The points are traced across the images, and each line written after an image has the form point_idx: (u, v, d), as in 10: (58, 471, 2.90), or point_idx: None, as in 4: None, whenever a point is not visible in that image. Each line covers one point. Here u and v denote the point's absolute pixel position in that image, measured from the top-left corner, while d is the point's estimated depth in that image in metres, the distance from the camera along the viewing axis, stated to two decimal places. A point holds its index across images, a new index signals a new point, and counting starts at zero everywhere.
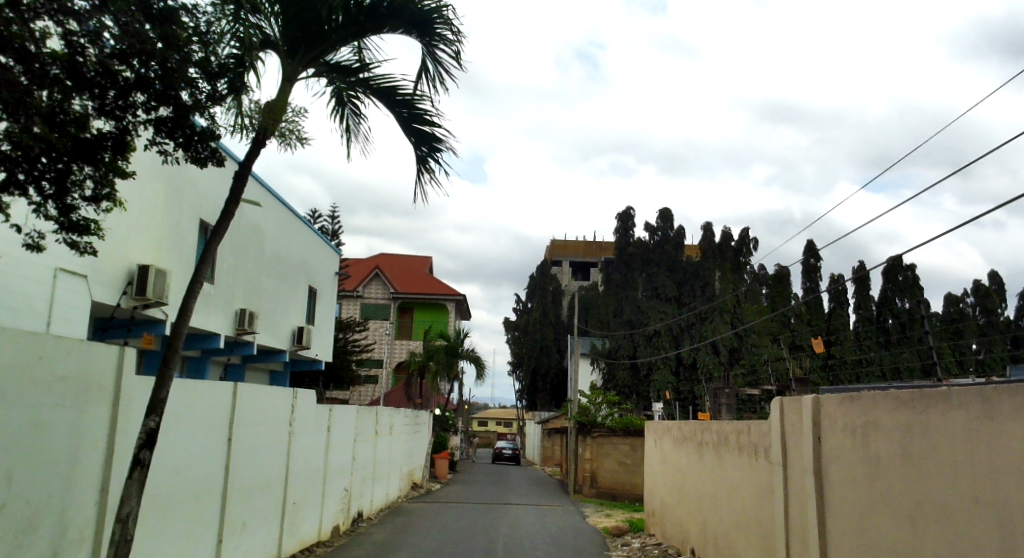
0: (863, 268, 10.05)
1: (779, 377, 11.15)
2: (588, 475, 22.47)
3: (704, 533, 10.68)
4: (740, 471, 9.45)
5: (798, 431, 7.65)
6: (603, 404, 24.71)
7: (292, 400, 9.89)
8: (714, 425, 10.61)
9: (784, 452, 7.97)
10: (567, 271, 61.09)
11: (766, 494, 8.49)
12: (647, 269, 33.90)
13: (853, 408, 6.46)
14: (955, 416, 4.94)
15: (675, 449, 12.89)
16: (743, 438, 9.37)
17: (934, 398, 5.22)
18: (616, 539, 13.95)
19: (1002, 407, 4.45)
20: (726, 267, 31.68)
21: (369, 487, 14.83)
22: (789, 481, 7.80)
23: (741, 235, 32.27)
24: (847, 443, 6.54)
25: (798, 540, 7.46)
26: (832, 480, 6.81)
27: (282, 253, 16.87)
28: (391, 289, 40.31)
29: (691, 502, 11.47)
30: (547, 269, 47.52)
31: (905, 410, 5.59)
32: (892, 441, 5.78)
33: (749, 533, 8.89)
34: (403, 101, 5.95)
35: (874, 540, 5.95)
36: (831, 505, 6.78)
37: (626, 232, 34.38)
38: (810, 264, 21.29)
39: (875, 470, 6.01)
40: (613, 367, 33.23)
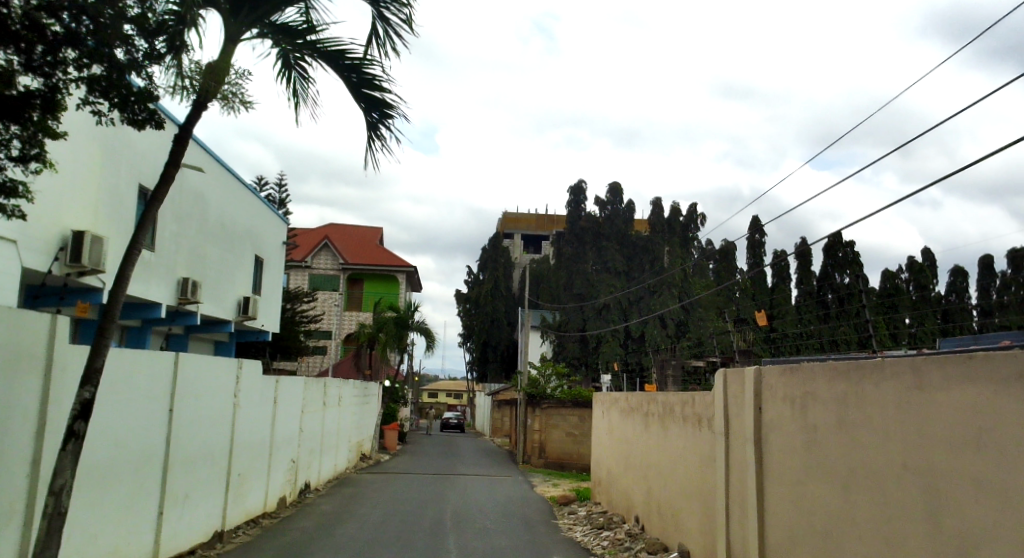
0: (804, 243, 10.38)
1: (722, 349, 11.46)
2: (536, 446, 22.77)
3: (649, 502, 10.94)
4: (685, 441, 9.63)
5: (740, 400, 7.87)
6: (553, 375, 24.76)
7: (237, 369, 9.71)
8: (660, 396, 10.82)
9: (726, 422, 8.19)
10: (518, 244, 61.13)
11: (709, 463, 8.71)
12: (597, 242, 34.03)
13: (791, 377, 6.69)
14: (885, 386, 5.17)
15: (622, 419, 13.12)
16: (687, 409, 9.56)
17: (868, 367, 5.42)
18: (563, 508, 14.18)
19: (930, 377, 4.66)
20: (675, 242, 31.90)
21: (317, 458, 14.73)
22: (732, 451, 7.99)
23: (690, 211, 32.63)
24: (786, 412, 6.78)
25: (738, 505, 7.73)
26: (771, 447, 7.04)
27: (226, 220, 16.43)
28: (341, 260, 39.74)
29: (637, 472, 11.74)
30: (498, 242, 47.46)
31: (841, 379, 5.80)
32: (828, 407, 6.00)
33: (692, 501, 9.14)
34: (351, 65, 5.80)
35: (809, 501, 6.20)
36: (770, 470, 7.04)
37: (577, 205, 34.78)
38: (755, 239, 21.89)
39: (811, 436, 6.25)
40: (563, 339, 33.57)
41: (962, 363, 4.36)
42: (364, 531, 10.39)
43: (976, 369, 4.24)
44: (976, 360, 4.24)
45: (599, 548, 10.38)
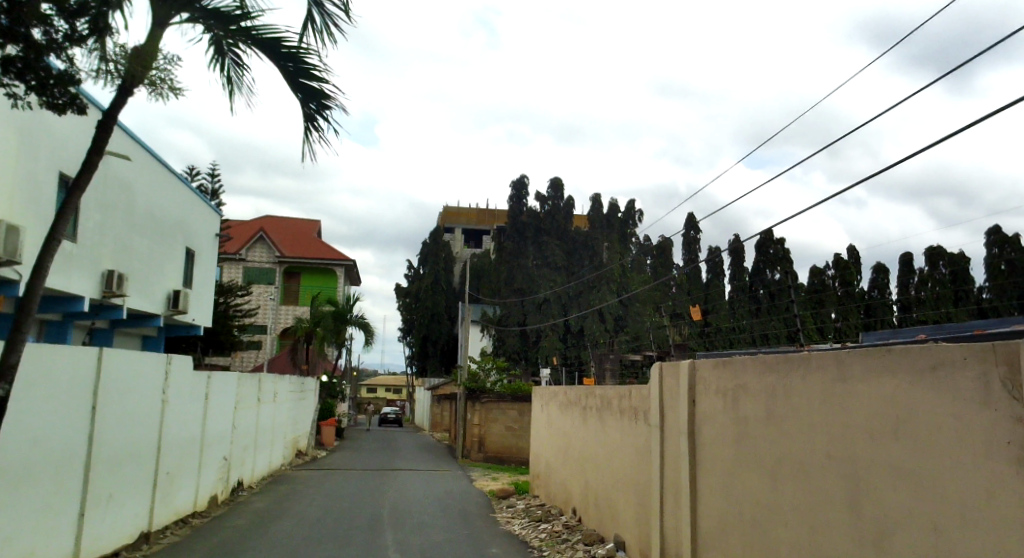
0: (737, 240, 10.68)
1: (659, 342, 11.69)
2: (476, 440, 22.79)
3: (586, 493, 11.09)
4: (622, 434, 9.79)
5: (675, 393, 8.05)
6: (493, 369, 24.78)
7: (166, 364, 9.40)
8: (598, 389, 10.96)
9: (661, 415, 8.36)
10: (458, 238, 60.94)
11: (645, 455, 8.88)
12: (537, 237, 34.11)
13: (723, 371, 6.88)
14: (811, 379, 5.38)
15: (560, 413, 13.24)
16: (624, 402, 9.73)
17: (795, 361, 5.61)
18: (502, 501, 14.24)
19: (853, 369, 4.86)
20: (613, 238, 32.44)
21: (251, 455, 14.40)
22: (666, 443, 8.17)
23: (628, 206, 33.15)
24: (718, 405, 6.97)
25: (672, 496, 7.91)
26: (704, 439, 7.23)
27: (155, 210, 15.85)
28: (276, 253, 38.86)
29: (574, 465, 11.89)
30: (439, 236, 47.22)
31: (771, 371, 5.99)
32: (757, 399, 6.19)
33: (627, 492, 9.31)
34: (288, 54, 5.65)
35: (740, 491, 6.38)
36: (703, 461, 7.22)
37: (519, 199, 34.80)
38: (691, 235, 22.52)
39: (741, 428, 6.44)
40: (503, 333, 33.64)
41: (880, 355, 4.58)
42: (300, 529, 10.22)
43: (893, 361, 4.45)
44: (893, 353, 4.45)
45: (537, 541, 10.47)
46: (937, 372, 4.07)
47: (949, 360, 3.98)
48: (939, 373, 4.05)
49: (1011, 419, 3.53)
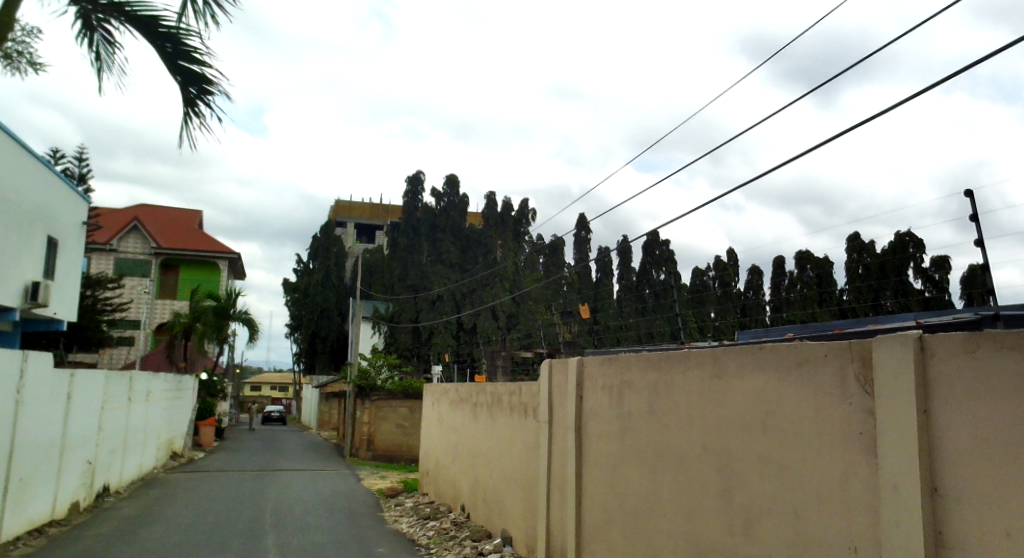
0: (625, 241, 11.01)
1: (548, 340, 11.86)
2: (364, 439, 22.40)
3: (474, 490, 11.14)
4: (511, 430, 9.91)
5: (563, 390, 8.21)
6: (384, 367, 24.41)
7: (20, 361, 8.66)
8: (488, 386, 11.02)
9: (550, 411, 8.49)
10: (351, 233, 59.72)
11: (533, 451, 9.03)
12: (432, 234, 33.83)
13: (609, 367, 7.08)
14: (690, 374, 5.61)
15: (451, 410, 13.22)
16: (514, 399, 9.84)
17: (676, 357, 5.84)
18: (390, 500, 14.06)
19: (728, 365, 5.11)
20: (507, 236, 33.03)
21: (119, 458, 13.52)
22: (554, 439, 8.33)
23: (521, 205, 33.65)
24: (604, 400, 7.15)
25: (558, 492, 8.06)
26: (590, 435, 7.40)
27: (10, 195, 14.56)
28: (153, 244, 36.67)
29: (464, 462, 11.91)
30: (331, 230, 46.10)
31: (653, 368, 6.21)
32: (640, 395, 6.40)
33: (515, 488, 9.42)
34: (166, 33, 5.21)
35: (622, 484, 6.58)
36: (588, 455, 7.39)
37: (414, 195, 34.34)
38: (581, 237, 23.55)
39: (625, 422, 6.64)
40: (395, 330, 33.20)
41: (752, 352, 4.83)
42: (173, 534, 9.69)
43: (764, 358, 4.71)
44: (765, 349, 4.71)
45: (424, 539, 10.42)
46: (802, 368, 4.34)
47: (812, 357, 4.26)
48: (804, 369, 4.31)
49: (865, 410, 3.81)
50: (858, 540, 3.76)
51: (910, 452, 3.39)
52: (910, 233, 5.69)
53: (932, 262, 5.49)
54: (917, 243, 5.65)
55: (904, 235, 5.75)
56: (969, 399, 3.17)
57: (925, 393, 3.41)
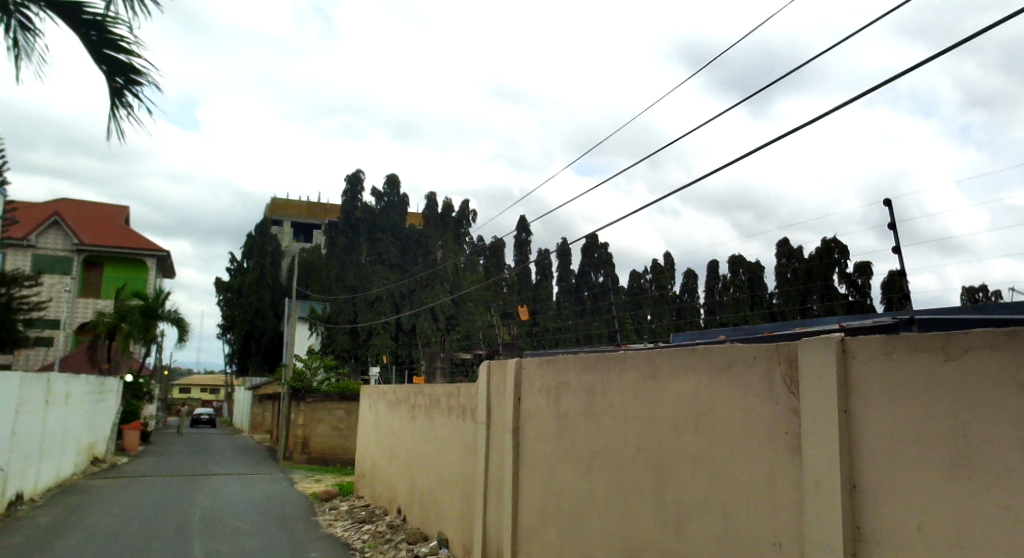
0: (565, 244, 11.09)
1: (488, 342, 11.82)
2: (299, 441, 21.94)
3: (411, 493, 11.02)
4: (448, 433, 9.85)
5: (501, 392, 8.21)
6: (320, 368, 23.95)
7: None
8: (427, 387, 10.93)
9: (488, 413, 8.47)
10: (288, 232, 58.43)
11: (470, 453, 9.00)
12: (371, 234, 33.48)
13: (547, 369, 7.12)
14: (626, 376, 5.68)
15: (388, 412, 13.05)
16: (451, 401, 9.79)
17: (612, 359, 5.92)
18: (324, 503, 13.79)
19: (662, 367, 5.19)
20: (448, 237, 32.93)
21: (34, 465, 12.85)
22: (491, 440, 8.31)
23: (462, 207, 33.61)
24: (541, 401, 7.18)
25: (495, 495, 8.04)
26: (527, 435, 7.43)
27: None
28: (75, 240, 35.04)
29: (401, 464, 11.77)
30: (266, 229, 45.06)
31: (590, 370, 6.27)
32: (577, 396, 6.46)
33: (452, 491, 9.37)
34: (90, 21, 4.73)
35: (559, 485, 6.62)
36: (525, 457, 7.41)
37: (354, 194, 33.84)
38: (522, 239, 23.78)
39: (562, 423, 6.69)
40: (332, 331, 32.62)
41: (686, 354, 4.93)
42: (93, 543, 9.28)
43: (696, 360, 4.81)
44: (697, 351, 4.81)
45: (359, 542, 10.25)
46: (732, 369, 4.45)
47: (742, 359, 4.37)
48: (734, 370, 4.42)
49: (790, 410, 3.93)
50: (783, 536, 3.88)
51: (831, 451, 3.51)
52: (835, 240, 5.92)
53: (856, 267, 5.71)
54: (842, 249, 5.89)
55: (830, 241, 6.00)
56: (886, 399, 3.30)
57: (846, 395, 3.53)
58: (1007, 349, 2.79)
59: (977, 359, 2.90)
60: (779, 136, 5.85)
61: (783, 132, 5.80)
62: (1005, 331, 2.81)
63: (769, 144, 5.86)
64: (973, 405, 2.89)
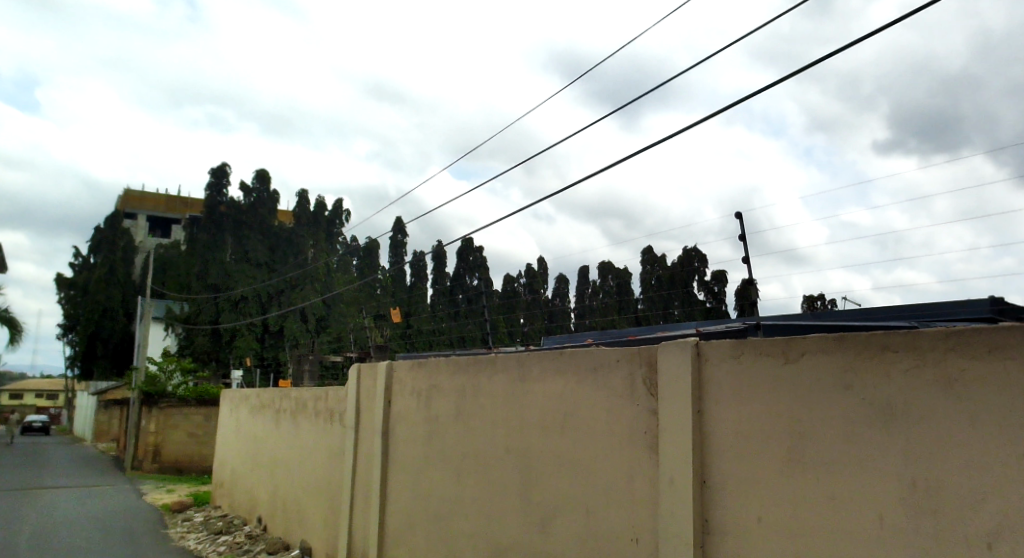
0: (440, 246, 11.03)
1: (359, 344, 11.56)
2: (150, 450, 20.53)
3: (273, 501, 10.58)
4: (314, 437, 9.54)
5: (371, 394, 8.04)
6: (176, 372, 22.21)
7: None
8: (292, 390, 10.52)
9: (357, 417, 8.26)
10: (142, 226, 54.52)
11: (337, 458, 8.74)
12: (236, 231, 31.87)
13: (419, 372, 7.03)
14: (497, 380, 5.71)
15: (250, 417, 12.45)
16: (319, 405, 9.48)
17: (484, 363, 5.94)
18: (177, 515, 12.95)
19: (532, 370, 5.26)
20: (320, 237, 32.03)
21: None
22: (360, 443, 8.12)
23: (335, 206, 32.75)
24: (412, 404, 7.10)
25: (361, 501, 7.86)
26: (397, 439, 7.31)
27: None
28: None
29: (262, 471, 11.27)
30: (118, 221, 41.88)
31: (462, 373, 6.26)
32: (448, 399, 6.42)
33: (317, 497, 9.07)
34: None
35: (427, 489, 6.56)
36: (395, 462, 7.28)
37: (217, 189, 32.07)
38: (398, 240, 23.49)
39: (433, 426, 6.63)
40: (190, 332, 30.79)
41: (554, 357, 5.03)
42: None
43: (564, 362, 4.91)
44: (565, 355, 4.91)
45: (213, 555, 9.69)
46: (597, 372, 4.58)
47: (607, 361, 4.51)
48: (599, 372, 4.55)
49: (649, 411, 4.10)
50: (639, 532, 4.04)
51: (685, 450, 3.68)
52: (695, 249, 6.25)
53: (712, 275, 6.07)
54: (701, 258, 6.24)
55: (690, 250, 6.34)
56: (735, 399, 3.51)
57: (700, 396, 3.72)
58: (836, 352, 3.05)
59: (812, 362, 3.14)
60: (651, 146, 6.12)
61: (656, 141, 6.07)
62: (835, 336, 3.06)
63: (636, 153, 6.16)
64: (809, 404, 3.13)
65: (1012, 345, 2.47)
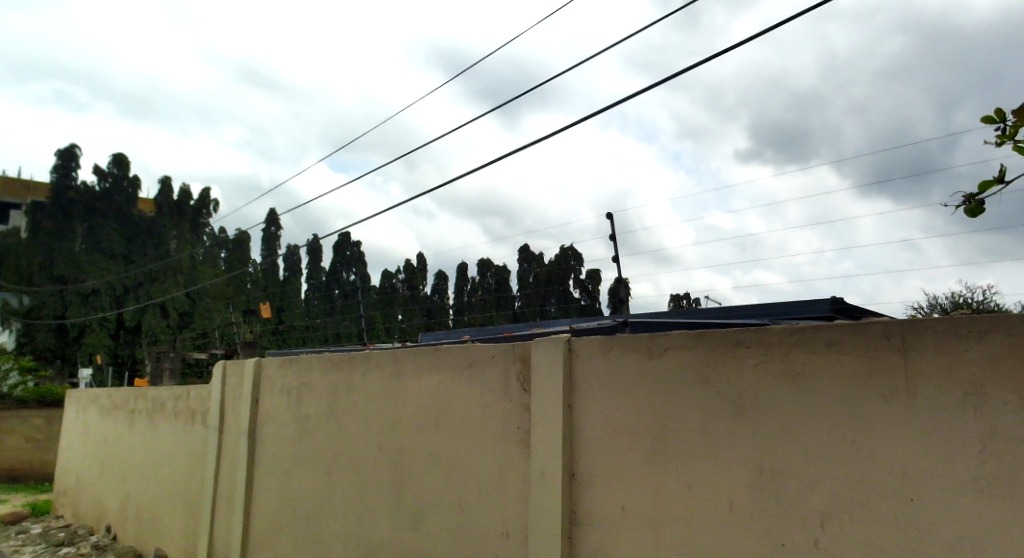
0: (314, 241, 10.69)
1: (225, 340, 10.99)
2: None
3: (125, 507, 9.88)
4: (173, 438, 8.99)
5: (237, 393, 7.68)
6: (14, 371, 20.49)
7: None
8: (149, 390, 9.84)
9: (221, 416, 7.85)
10: None
11: (199, 459, 8.28)
12: (87, 218, 28.96)
13: (289, 369, 6.78)
14: (371, 376, 5.60)
15: (100, 418, 11.54)
16: (179, 404, 8.93)
17: (357, 359, 5.80)
18: (10, 528, 11.81)
19: (408, 366, 5.20)
20: (183, 227, 30.41)
21: None
22: (224, 443, 7.72)
23: (202, 196, 31.16)
24: (280, 403, 6.85)
25: (224, 503, 7.50)
26: (264, 439, 7.02)
27: None
28: None
29: (113, 476, 10.48)
30: None
31: (334, 370, 6.10)
32: (319, 397, 6.24)
33: (175, 502, 8.55)
34: None
35: (296, 489, 6.34)
36: (261, 462, 6.99)
37: (66, 172, 29.12)
38: (271, 233, 22.66)
39: (303, 424, 6.42)
40: (31, 328, 28.19)
41: (429, 354, 4.99)
42: None
43: (440, 358, 4.89)
44: (441, 351, 4.89)
45: None
46: (472, 368, 4.60)
47: (481, 357, 4.53)
48: (474, 368, 4.57)
49: (521, 407, 4.16)
50: (510, 525, 4.09)
51: (555, 444, 3.75)
52: (570, 248, 6.42)
53: (587, 274, 6.26)
54: (576, 256, 6.42)
55: (566, 249, 6.50)
56: (604, 394, 3.62)
57: (570, 390, 3.81)
58: (697, 348, 3.21)
59: (675, 357, 3.29)
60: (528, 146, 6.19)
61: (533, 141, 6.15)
62: (695, 332, 3.22)
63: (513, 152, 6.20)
64: (671, 397, 3.27)
65: (846, 341, 2.69)
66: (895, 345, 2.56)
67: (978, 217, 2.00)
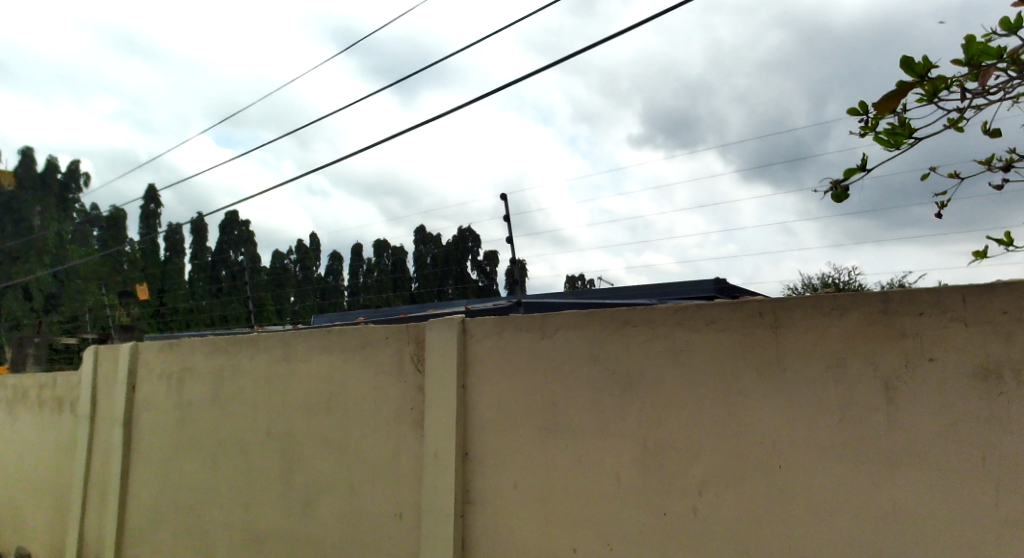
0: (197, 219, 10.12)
1: (97, 323, 10.25)
2: None
3: None
4: (38, 429, 8.33)
5: (111, 379, 7.21)
6: None
7: None
8: (9, 378, 9.06)
9: (94, 404, 7.35)
10: None
11: (67, 450, 7.72)
12: None
13: (169, 353, 6.43)
14: (258, 359, 5.39)
15: None
16: (45, 393, 8.28)
17: (244, 342, 5.57)
18: None
19: (298, 348, 5.04)
20: (49, 202, 27.88)
21: None
22: (96, 433, 7.23)
23: (72, 168, 28.62)
24: (159, 390, 6.48)
25: (97, 497, 7.04)
26: (141, 427, 6.64)
27: None
28: None
29: None
30: None
31: (219, 354, 5.84)
32: (203, 382, 5.96)
33: (40, 497, 7.95)
34: None
35: (177, 479, 6.04)
36: (138, 452, 6.61)
37: None
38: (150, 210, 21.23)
39: (185, 411, 6.11)
40: None
41: (320, 336, 4.86)
42: None
43: (332, 339, 4.76)
44: (333, 333, 4.76)
45: None
46: (365, 349, 4.51)
47: (375, 339, 4.45)
48: (367, 350, 4.48)
49: (415, 388, 4.13)
50: (402, 506, 4.07)
51: (448, 425, 3.75)
52: (469, 229, 6.39)
53: (485, 255, 6.25)
54: (474, 238, 6.40)
55: (464, 230, 6.46)
56: (498, 373, 3.64)
57: (463, 371, 3.81)
58: (586, 326, 3.28)
59: (565, 335, 3.36)
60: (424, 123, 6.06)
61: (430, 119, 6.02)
62: (584, 312, 3.29)
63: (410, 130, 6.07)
64: (562, 375, 3.34)
65: (725, 318, 2.82)
66: (767, 322, 2.71)
67: (842, 202, 2.12)
